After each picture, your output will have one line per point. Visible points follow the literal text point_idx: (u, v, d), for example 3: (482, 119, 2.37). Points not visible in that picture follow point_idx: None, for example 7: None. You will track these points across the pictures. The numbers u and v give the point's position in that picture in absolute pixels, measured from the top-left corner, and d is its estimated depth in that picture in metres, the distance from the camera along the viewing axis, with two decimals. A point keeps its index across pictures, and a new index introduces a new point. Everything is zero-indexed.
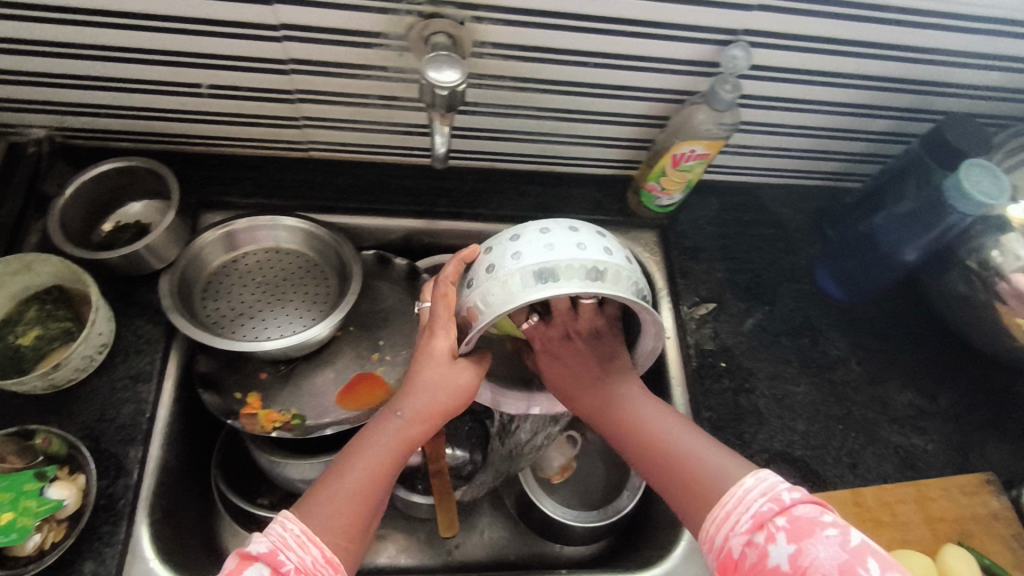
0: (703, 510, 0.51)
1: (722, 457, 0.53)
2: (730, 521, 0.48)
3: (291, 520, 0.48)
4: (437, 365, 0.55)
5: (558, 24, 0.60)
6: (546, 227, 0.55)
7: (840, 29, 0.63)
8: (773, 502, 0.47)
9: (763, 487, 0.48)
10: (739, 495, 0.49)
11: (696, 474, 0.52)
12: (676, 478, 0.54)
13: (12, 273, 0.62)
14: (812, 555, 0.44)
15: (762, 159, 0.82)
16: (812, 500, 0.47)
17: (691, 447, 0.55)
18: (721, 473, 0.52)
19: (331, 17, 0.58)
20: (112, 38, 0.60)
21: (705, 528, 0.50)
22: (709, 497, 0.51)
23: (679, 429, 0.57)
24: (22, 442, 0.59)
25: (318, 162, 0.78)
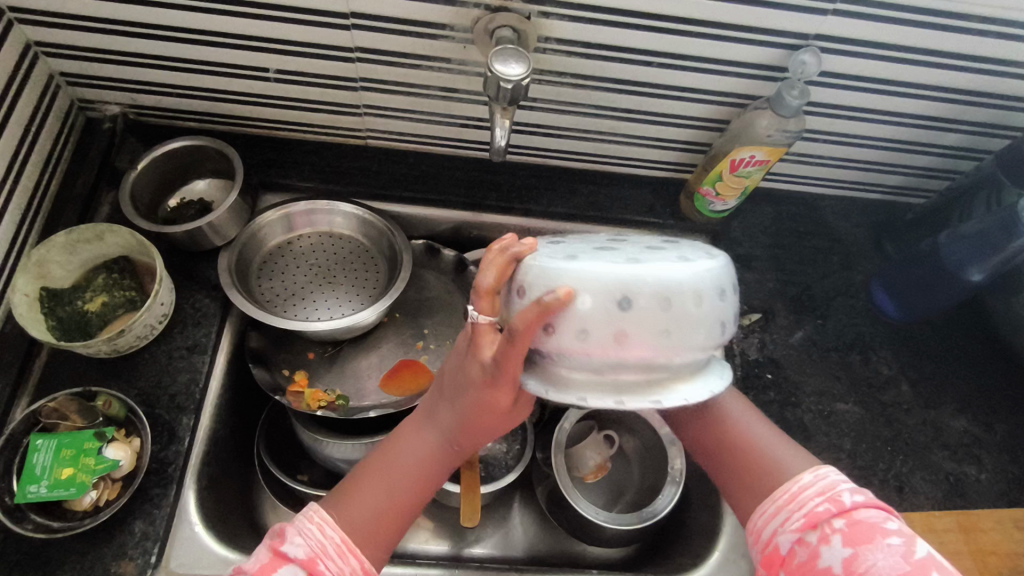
0: (753, 499, 0.52)
1: (781, 448, 0.54)
2: (782, 517, 0.48)
3: (331, 528, 0.48)
4: (488, 412, 0.49)
5: (623, 22, 0.60)
6: (669, 298, 0.40)
7: (917, 36, 0.60)
8: (830, 503, 0.46)
9: (821, 485, 0.48)
10: (793, 492, 0.49)
11: (756, 467, 0.53)
12: (728, 463, 0.55)
13: (86, 240, 0.65)
14: (869, 562, 0.42)
15: (822, 170, 0.80)
16: (875, 505, 0.45)
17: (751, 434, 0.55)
18: (780, 464, 0.52)
19: (401, 7, 0.59)
20: (191, 20, 0.62)
21: (753, 519, 0.50)
22: (761, 486, 0.52)
23: (744, 418, 0.57)
24: (84, 403, 0.61)
25: (375, 150, 0.79)
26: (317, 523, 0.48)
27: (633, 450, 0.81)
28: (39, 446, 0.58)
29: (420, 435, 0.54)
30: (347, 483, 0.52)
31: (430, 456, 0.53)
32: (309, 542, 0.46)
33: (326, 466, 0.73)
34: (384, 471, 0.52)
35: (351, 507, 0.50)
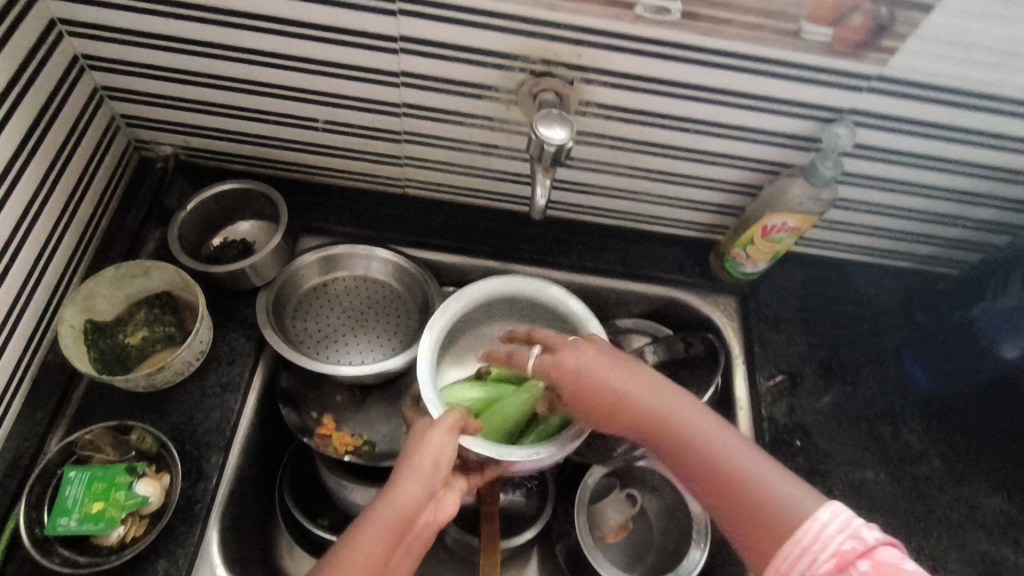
0: (775, 543, 0.47)
1: (785, 481, 0.50)
2: (808, 558, 0.44)
3: None
4: (426, 464, 0.55)
5: (663, 91, 0.62)
6: (477, 310, 0.69)
7: (950, 115, 0.62)
8: (855, 540, 0.43)
9: (840, 521, 0.44)
10: (817, 532, 0.45)
11: (769, 509, 0.48)
12: (733, 500, 0.50)
13: (132, 276, 0.67)
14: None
15: (854, 237, 0.80)
16: (891, 541, 0.43)
17: (711, 443, 0.53)
18: (790, 501, 0.48)
19: (450, 68, 0.62)
20: (251, 72, 0.66)
21: (775, 564, 0.46)
22: (778, 522, 0.47)
23: (690, 417, 0.55)
24: (118, 436, 0.62)
25: (412, 199, 0.81)
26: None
27: (657, 512, 0.79)
28: (72, 478, 0.59)
29: (384, 507, 0.53)
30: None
31: (400, 523, 0.52)
32: None
33: (347, 510, 0.72)
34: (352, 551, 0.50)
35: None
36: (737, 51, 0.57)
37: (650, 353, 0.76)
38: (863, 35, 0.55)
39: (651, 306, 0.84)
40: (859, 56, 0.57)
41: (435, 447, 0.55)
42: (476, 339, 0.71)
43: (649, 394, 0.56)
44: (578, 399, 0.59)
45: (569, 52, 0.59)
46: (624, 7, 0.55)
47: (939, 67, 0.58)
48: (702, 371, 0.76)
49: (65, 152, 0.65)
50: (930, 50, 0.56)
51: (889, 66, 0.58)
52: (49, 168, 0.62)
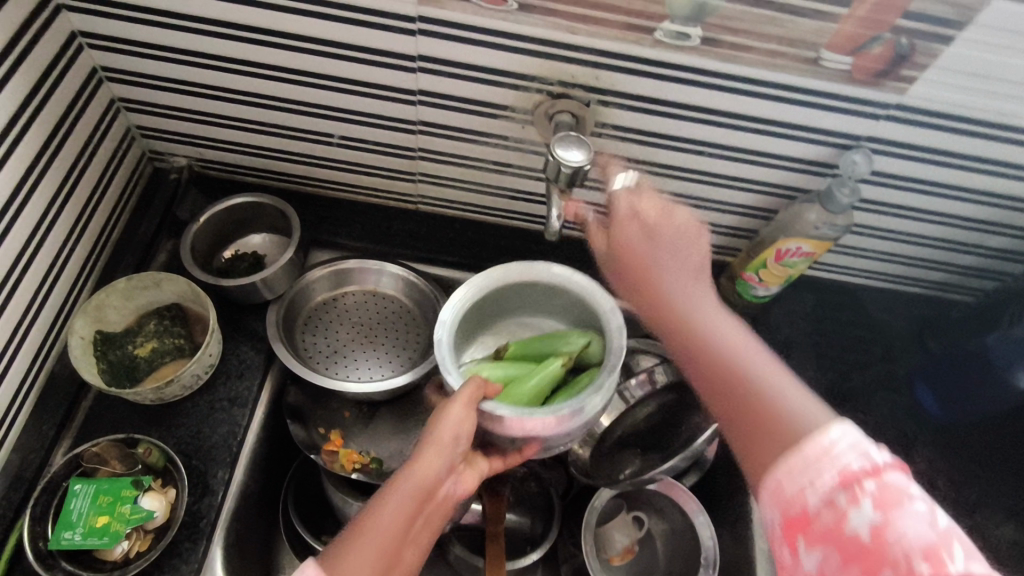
0: (765, 441, 0.45)
1: (799, 398, 0.46)
2: (811, 472, 0.40)
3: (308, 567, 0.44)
4: (446, 438, 0.54)
5: (679, 115, 0.62)
6: (492, 295, 0.66)
7: (968, 144, 0.62)
8: (863, 458, 0.39)
9: (852, 439, 0.40)
10: (823, 447, 0.41)
11: (778, 414, 0.45)
12: (733, 390, 0.49)
13: (143, 287, 0.67)
14: (898, 529, 0.36)
15: (867, 262, 0.79)
16: (900, 466, 0.39)
17: (729, 342, 0.52)
18: (801, 416, 0.45)
19: (466, 88, 0.62)
20: (268, 87, 0.66)
21: (775, 477, 0.42)
22: (774, 422, 0.45)
23: (714, 317, 0.55)
24: (124, 449, 0.61)
25: (424, 214, 0.81)
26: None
27: (662, 534, 0.79)
28: (77, 490, 0.59)
29: (405, 480, 0.52)
30: (333, 547, 0.48)
31: (421, 494, 0.51)
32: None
33: None
34: (374, 520, 0.49)
35: (350, 561, 0.46)
36: (755, 78, 0.58)
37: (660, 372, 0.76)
38: (882, 65, 0.55)
39: None
40: (877, 84, 0.57)
41: (455, 422, 0.54)
42: (487, 316, 0.69)
43: (685, 285, 0.58)
44: (626, 280, 0.62)
45: (586, 74, 0.59)
46: (644, 32, 0.55)
47: (958, 97, 0.57)
48: None
49: (80, 162, 0.65)
50: (949, 81, 0.56)
51: (907, 95, 0.58)
52: (64, 179, 0.63)
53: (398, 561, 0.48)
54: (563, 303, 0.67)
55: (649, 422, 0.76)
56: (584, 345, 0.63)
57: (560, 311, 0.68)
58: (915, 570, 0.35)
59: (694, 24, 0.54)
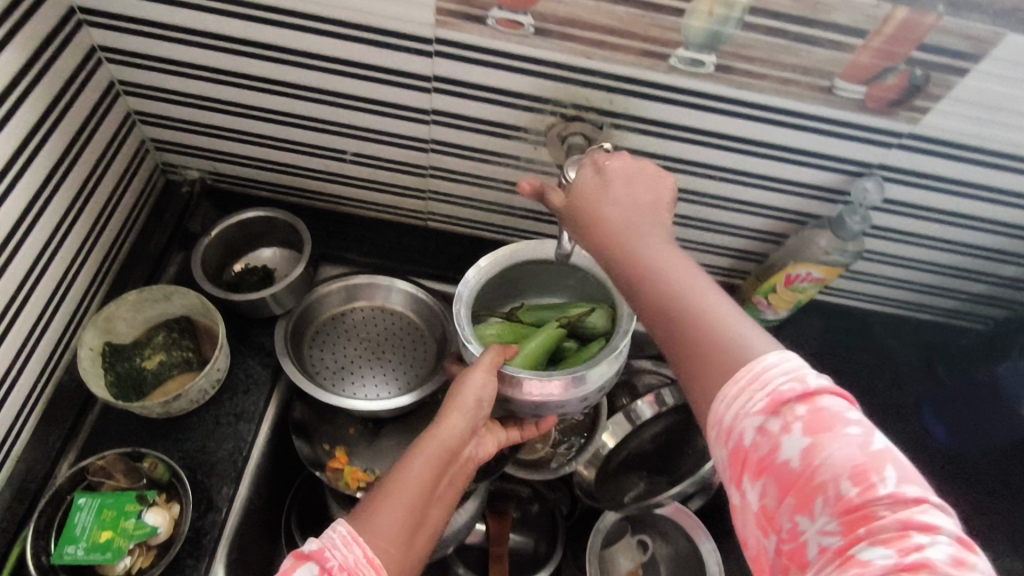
0: (708, 376, 0.40)
1: (744, 327, 0.41)
2: (744, 397, 0.38)
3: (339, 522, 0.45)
4: (468, 401, 0.54)
5: (692, 139, 0.62)
6: (512, 270, 0.64)
7: (980, 174, 0.62)
8: (796, 382, 0.37)
9: (787, 365, 0.38)
10: (756, 371, 0.38)
11: (715, 346, 0.41)
12: (675, 327, 0.43)
13: (153, 300, 0.67)
14: (827, 452, 0.36)
15: (877, 289, 0.79)
16: (837, 389, 0.38)
17: (670, 267, 0.45)
18: (740, 345, 0.40)
19: (480, 108, 0.63)
20: (282, 103, 0.66)
21: (713, 409, 0.40)
22: (718, 354, 0.40)
23: (652, 236, 0.47)
24: (130, 463, 0.61)
25: (433, 231, 0.81)
26: (343, 535, 0.44)
27: (668, 557, 0.78)
28: (82, 504, 0.58)
29: (429, 440, 0.52)
30: (360, 505, 0.48)
31: (446, 454, 0.52)
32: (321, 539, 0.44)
33: None
34: (400, 478, 0.49)
35: (379, 520, 0.46)
36: (768, 105, 0.58)
37: (666, 393, 0.76)
38: (896, 95, 0.55)
39: None
40: (890, 114, 0.57)
41: (478, 386, 0.55)
42: (507, 292, 0.67)
43: (627, 214, 0.49)
44: (571, 223, 0.52)
45: (601, 98, 0.59)
46: (659, 58, 0.55)
47: (971, 128, 0.57)
48: None
49: (95, 174, 0.65)
50: (963, 112, 0.56)
51: (920, 125, 0.58)
52: (78, 191, 0.63)
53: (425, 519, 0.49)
54: (579, 279, 0.65)
55: (655, 443, 0.76)
56: (590, 312, 0.62)
57: (575, 288, 0.66)
58: (845, 492, 0.35)
59: (709, 52, 0.54)
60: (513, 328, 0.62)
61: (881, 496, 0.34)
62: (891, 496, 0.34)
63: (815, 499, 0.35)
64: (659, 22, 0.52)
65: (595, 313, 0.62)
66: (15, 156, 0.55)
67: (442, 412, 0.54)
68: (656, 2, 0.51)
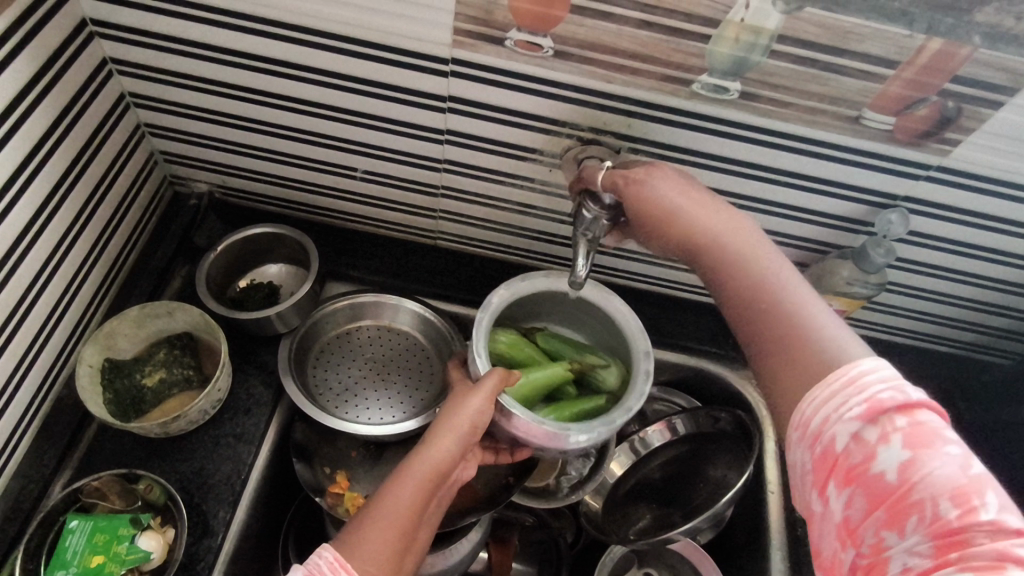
0: (798, 376, 0.42)
1: (832, 327, 0.43)
2: (837, 401, 0.39)
3: (328, 547, 0.45)
4: (465, 424, 0.53)
5: (712, 165, 0.60)
6: (548, 296, 0.64)
7: (1010, 209, 0.60)
8: (896, 392, 0.38)
9: (885, 372, 0.39)
10: (853, 376, 0.39)
11: (804, 346, 0.43)
12: (764, 319, 0.45)
13: (156, 315, 0.66)
14: (926, 470, 0.36)
15: (897, 320, 0.77)
16: (937, 407, 0.38)
17: (755, 265, 0.47)
18: (832, 347, 0.42)
19: (495, 129, 0.61)
20: (294, 120, 0.65)
21: (800, 409, 0.41)
22: (808, 354, 0.42)
23: (734, 235, 0.49)
24: (125, 485, 0.59)
25: (443, 250, 0.79)
26: (329, 560, 0.44)
27: None
28: (73, 527, 0.56)
29: (424, 460, 0.51)
30: (350, 524, 0.48)
31: (437, 477, 0.51)
32: (308, 563, 0.44)
33: None
34: (393, 499, 0.49)
35: (369, 546, 0.46)
36: (793, 133, 0.56)
37: (679, 422, 0.75)
38: (926, 126, 0.53)
39: (679, 375, 0.81)
40: (920, 145, 0.55)
41: (476, 410, 0.54)
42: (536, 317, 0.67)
43: (706, 212, 0.49)
44: (637, 226, 0.53)
45: (619, 121, 0.58)
46: (681, 84, 0.53)
47: (1002, 162, 0.56)
48: (729, 448, 0.72)
49: (102, 187, 0.64)
50: (994, 145, 0.54)
51: (949, 157, 0.56)
52: (84, 204, 0.62)
53: (413, 542, 0.48)
54: (607, 329, 0.64)
55: (663, 473, 0.75)
56: (604, 367, 0.62)
57: (599, 336, 0.66)
58: (942, 513, 0.35)
59: (733, 78, 0.52)
60: (524, 346, 0.63)
61: (980, 522, 0.34)
62: (991, 523, 0.34)
63: (907, 516, 0.36)
64: (683, 47, 0.51)
65: (609, 372, 0.62)
66: (20, 169, 0.53)
67: (438, 429, 0.53)
68: (681, 27, 0.49)
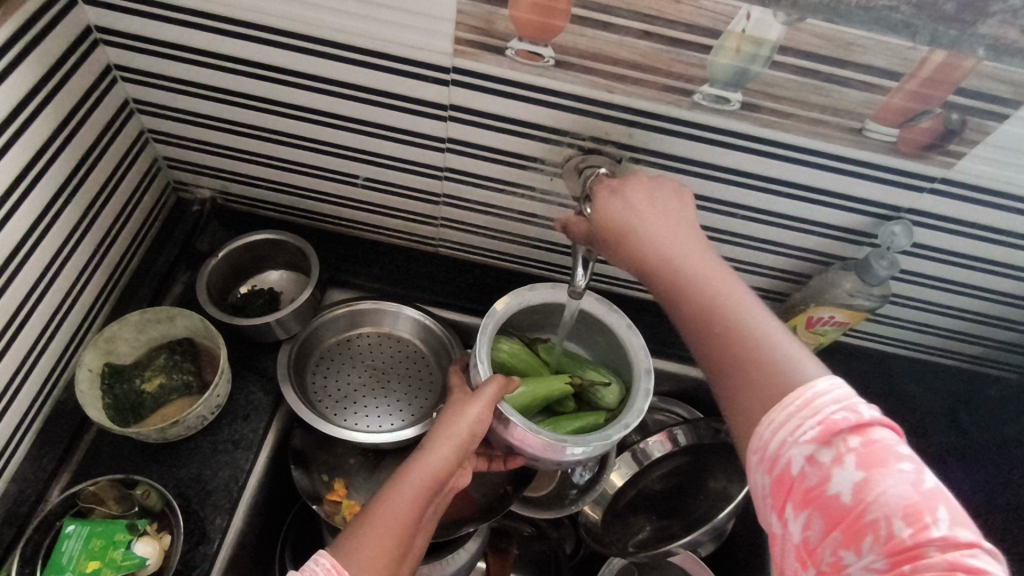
0: (753, 396, 0.41)
1: (789, 348, 0.42)
2: (791, 425, 0.39)
3: (324, 554, 0.44)
4: (464, 433, 0.53)
5: (714, 175, 0.60)
6: (553, 309, 0.64)
7: (1016, 222, 0.59)
8: (849, 412, 0.38)
9: (838, 393, 0.39)
10: (808, 398, 0.39)
11: (762, 367, 0.42)
12: (722, 339, 0.44)
13: (157, 320, 0.66)
14: (879, 488, 0.36)
15: (901, 332, 0.76)
16: (888, 423, 0.38)
17: (711, 285, 0.46)
18: (788, 368, 0.41)
19: (495, 138, 0.61)
20: (296, 127, 0.65)
21: (756, 432, 0.40)
22: (762, 377, 0.41)
23: (694, 252, 0.48)
24: (123, 490, 0.59)
25: (444, 258, 0.79)
26: (327, 566, 0.44)
27: None
28: (70, 532, 0.56)
29: (420, 468, 0.51)
30: (346, 531, 0.47)
31: (434, 485, 0.51)
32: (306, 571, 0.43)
33: None
34: (390, 507, 0.48)
35: (365, 553, 0.45)
36: (795, 144, 0.56)
37: (679, 433, 0.73)
38: (930, 138, 0.53)
39: (681, 385, 0.80)
40: (924, 157, 0.55)
41: (476, 419, 0.53)
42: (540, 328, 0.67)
43: (668, 231, 0.49)
44: (599, 237, 0.53)
45: (620, 131, 0.58)
46: (682, 94, 0.53)
47: (1008, 175, 0.55)
48: (727, 459, 0.72)
49: (105, 192, 0.65)
50: (999, 158, 0.54)
51: (953, 170, 0.55)
52: (86, 209, 0.62)
53: (409, 550, 0.48)
54: (612, 346, 0.64)
55: (663, 484, 0.74)
56: (605, 385, 0.62)
57: (603, 352, 0.65)
58: (896, 532, 0.35)
59: (734, 89, 0.52)
60: (526, 356, 0.63)
61: (933, 538, 0.34)
62: (943, 539, 0.34)
63: (863, 536, 0.36)
64: (684, 58, 0.51)
65: (610, 390, 0.62)
66: (23, 174, 0.54)
67: (435, 436, 0.53)
68: (681, 38, 0.49)
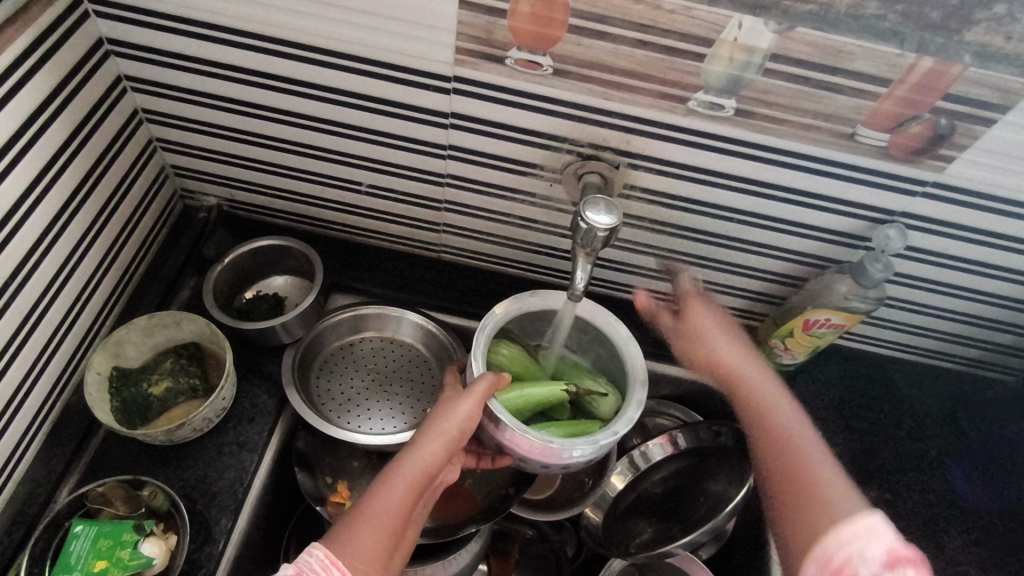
0: (817, 526, 0.52)
1: (844, 487, 0.55)
2: (858, 550, 0.49)
3: (318, 546, 0.47)
4: (452, 430, 0.54)
5: (710, 181, 0.61)
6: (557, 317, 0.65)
7: (1008, 224, 0.60)
8: (895, 546, 0.48)
9: (884, 525, 0.50)
10: (861, 526, 0.50)
11: (824, 498, 0.54)
12: (796, 478, 0.57)
13: (164, 325, 0.67)
14: None
15: (899, 335, 0.77)
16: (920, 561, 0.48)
17: (796, 433, 0.60)
18: (841, 501, 0.53)
19: (497, 145, 0.63)
20: (301, 135, 0.67)
21: (814, 546, 0.51)
22: (824, 511, 0.53)
23: (790, 411, 0.63)
24: (130, 491, 0.60)
25: (446, 263, 0.81)
26: (320, 559, 0.46)
27: None
28: (78, 532, 0.57)
29: (410, 465, 0.52)
30: (336, 527, 0.50)
31: (423, 482, 0.52)
32: (299, 561, 0.46)
33: None
34: (381, 503, 0.50)
35: (357, 548, 0.47)
36: (788, 149, 0.57)
37: (679, 436, 0.74)
38: (920, 142, 0.54)
39: (681, 388, 0.81)
40: (915, 162, 0.56)
41: (465, 416, 0.54)
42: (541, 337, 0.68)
43: (770, 393, 0.64)
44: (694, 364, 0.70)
45: (618, 137, 0.59)
46: (677, 101, 0.55)
47: (999, 178, 0.56)
48: (729, 464, 0.72)
49: (114, 199, 0.66)
50: (988, 161, 0.55)
51: (945, 173, 0.56)
52: (97, 216, 0.64)
53: (399, 544, 0.50)
54: (607, 356, 0.65)
55: (664, 488, 0.75)
56: (602, 395, 0.62)
57: (600, 364, 0.67)
58: None
59: (729, 96, 0.53)
60: (525, 361, 0.63)
61: None
62: None
63: None
64: (678, 66, 0.52)
65: (605, 401, 0.62)
66: (35, 182, 0.55)
67: (426, 432, 0.54)
68: (676, 46, 0.51)
